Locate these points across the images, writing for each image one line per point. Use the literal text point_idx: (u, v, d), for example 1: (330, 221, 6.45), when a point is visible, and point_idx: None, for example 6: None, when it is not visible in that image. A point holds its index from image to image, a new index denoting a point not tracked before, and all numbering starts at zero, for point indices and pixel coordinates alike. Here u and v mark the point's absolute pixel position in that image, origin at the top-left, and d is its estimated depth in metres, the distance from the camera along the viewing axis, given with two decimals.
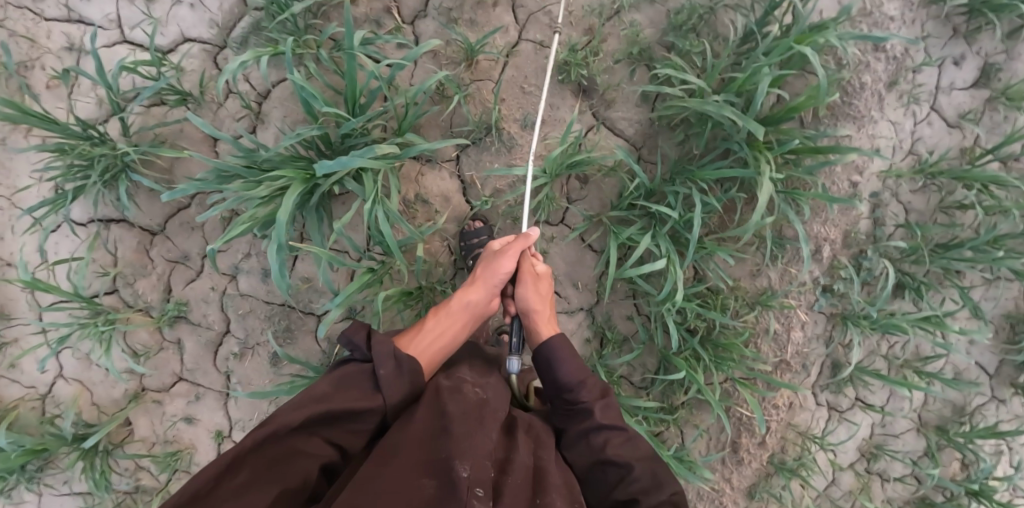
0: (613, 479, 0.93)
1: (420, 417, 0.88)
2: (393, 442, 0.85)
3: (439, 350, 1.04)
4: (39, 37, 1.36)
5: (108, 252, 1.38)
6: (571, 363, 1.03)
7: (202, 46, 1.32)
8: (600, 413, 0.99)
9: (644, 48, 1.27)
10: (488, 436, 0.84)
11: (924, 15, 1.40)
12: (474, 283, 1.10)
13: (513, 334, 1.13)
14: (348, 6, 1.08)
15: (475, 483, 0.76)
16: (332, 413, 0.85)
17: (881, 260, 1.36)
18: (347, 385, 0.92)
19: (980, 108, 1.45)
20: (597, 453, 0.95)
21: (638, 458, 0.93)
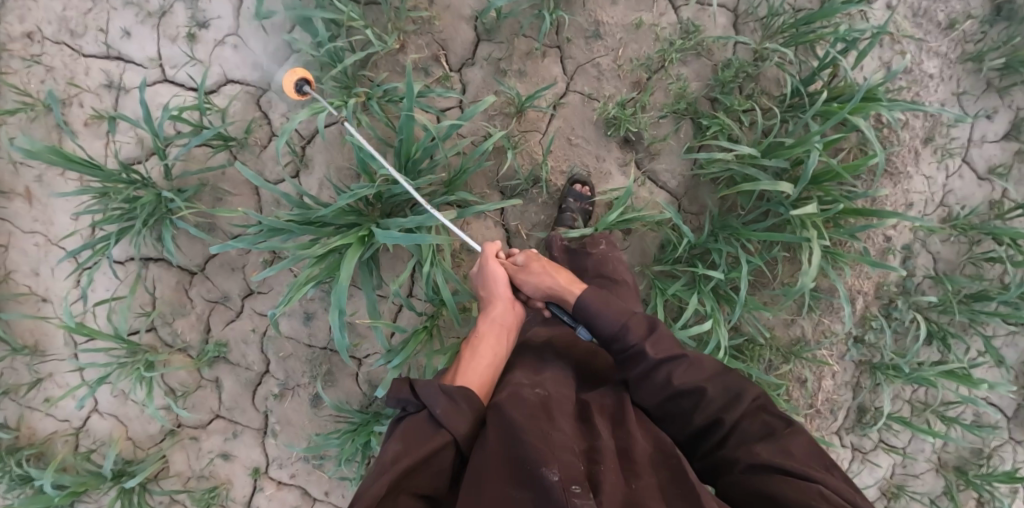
0: (692, 405, 0.88)
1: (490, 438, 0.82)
2: (476, 471, 0.78)
3: (489, 365, 1.01)
4: (77, 74, 1.35)
5: (147, 292, 1.37)
6: (605, 316, 0.99)
7: (246, 89, 1.32)
8: (653, 349, 0.93)
9: (689, 103, 1.29)
10: (559, 431, 0.81)
11: (959, 71, 1.42)
12: (487, 301, 1.11)
13: (558, 316, 1.12)
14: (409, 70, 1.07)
15: (569, 480, 0.72)
16: (410, 466, 0.75)
17: (910, 312, 1.40)
18: (412, 435, 0.82)
19: (1010, 161, 1.48)
20: (666, 390, 0.90)
21: (707, 378, 0.89)
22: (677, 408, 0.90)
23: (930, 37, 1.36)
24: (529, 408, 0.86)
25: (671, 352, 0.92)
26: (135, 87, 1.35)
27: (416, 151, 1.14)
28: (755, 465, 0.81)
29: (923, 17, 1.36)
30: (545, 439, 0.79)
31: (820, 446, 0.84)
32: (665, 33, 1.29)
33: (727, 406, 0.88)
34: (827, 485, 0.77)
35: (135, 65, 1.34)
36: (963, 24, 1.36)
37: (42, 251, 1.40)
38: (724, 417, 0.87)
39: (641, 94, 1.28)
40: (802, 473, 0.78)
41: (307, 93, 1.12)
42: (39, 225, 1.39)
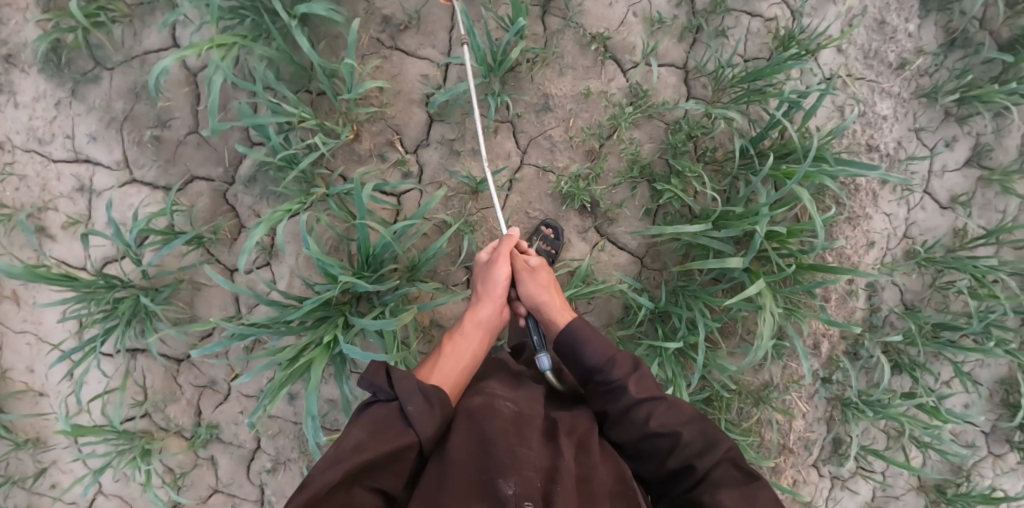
0: (665, 448, 0.92)
1: (456, 446, 0.87)
2: (438, 478, 0.83)
3: (462, 368, 1.06)
4: (50, 180, 1.40)
5: (137, 382, 1.43)
6: (593, 344, 1.04)
7: (211, 184, 1.36)
8: (634, 386, 0.97)
9: (643, 167, 1.30)
10: (528, 449, 0.85)
11: (914, 106, 1.43)
12: (477, 299, 1.16)
13: (531, 332, 1.14)
14: (357, 181, 1.10)
15: (524, 498, 0.79)
16: (372, 461, 0.80)
17: (876, 348, 1.43)
18: (381, 430, 0.87)
19: (972, 189, 1.49)
20: (643, 429, 0.94)
21: (684, 422, 0.92)
22: (649, 447, 0.94)
23: (883, 77, 1.37)
24: (502, 423, 0.90)
25: (652, 393, 0.96)
26: (105, 189, 1.39)
27: (376, 249, 1.18)
28: None
29: (874, 58, 1.36)
30: (511, 456, 0.84)
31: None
32: (615, 98, 1.30)
33: (698, 455, 0.91)
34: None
35: (104, 167, 1.39)
36: (914, 62, 1.37)
37: (35, 349, 1.46)
38: (695, 465, 0.90)
39: (594, 163, 1.30)
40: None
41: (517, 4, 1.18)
42: (29, 324, 1.44)
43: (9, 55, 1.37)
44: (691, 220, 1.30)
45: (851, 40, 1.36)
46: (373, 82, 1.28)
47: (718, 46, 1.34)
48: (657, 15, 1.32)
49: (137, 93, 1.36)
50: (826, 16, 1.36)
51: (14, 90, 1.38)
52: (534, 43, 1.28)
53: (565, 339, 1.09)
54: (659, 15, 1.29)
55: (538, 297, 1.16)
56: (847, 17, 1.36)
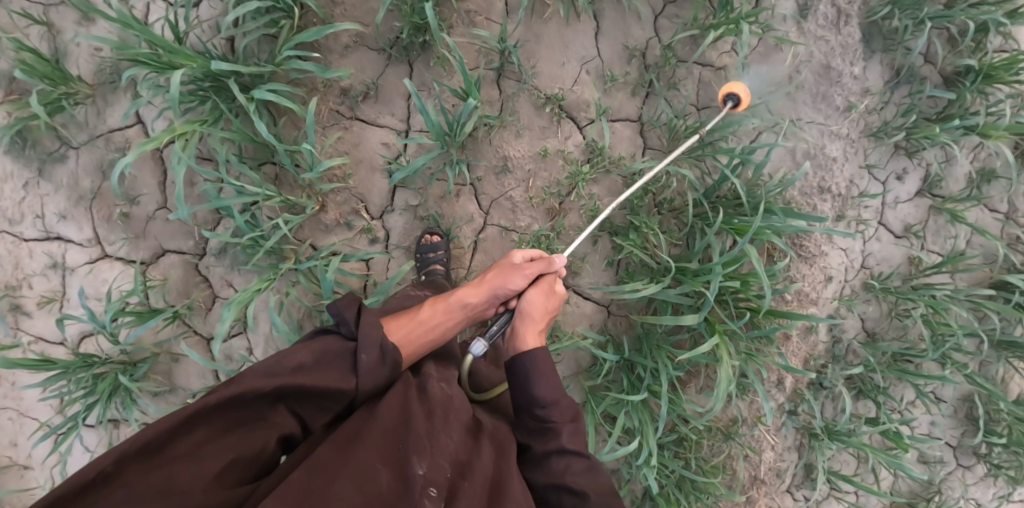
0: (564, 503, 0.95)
1: (385, 408, 0.92)
2: (358, 429, 0.89)
3: (421, 337, 1.07)
4: (22, 258, 1.41)
5: (121, 452, 1.45)
6: (550, 382, 1.01)
7: (182, 256, 1.39)
8: (567, 435, 0.98)
9: (603, 222, 1.34)
10: (449, 436, 0.89)
11: (864, 143, 1.48)
12: (477, 286, 1.11)
13: (496, 325, 1.09)
14: (321, 267, 1.15)
15: (430, 484, 0.80)
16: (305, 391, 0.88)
17: (838, 379, 1.48)
18: (327, 363, 0.94)
19: (924, 218, 1.54)
20: (553, 478, 0.96)
21: (594, 489, 0.95)
22: (551, 497, 0.97)
23: (832, 120, 1.41)
24: (436, 404, 0.95)
25: (580, 448, 0.98)
26: (78, 265, 1.41)
27: None
28: None
29: (822, 102, 1.41)
30: (432, 437, 0.88)
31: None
32: (573, 156, 1.34)
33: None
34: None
35: (76, 244, 1.41)
36: (860, 104, 1.42)
37: (17, 423, 1.47)
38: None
39: (555, 221, 1.34)
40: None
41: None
42: (9, 400, 1.46)
43: None
44: (652, 271, 1.34)
45: (799, 86, 1.41)
46: (335, 154, 1.31)
47: (671, 98, 1.39)
48: (610, 72, 1.37)
49: (103, 171, 1.38)
50: (774, 64, 1.42)
51: None
52: (490, 109, 1.32)
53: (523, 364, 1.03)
54: (610, 74, 1.33)
55: (530, 314, 1.09)
56: (792, 65, 1.41)
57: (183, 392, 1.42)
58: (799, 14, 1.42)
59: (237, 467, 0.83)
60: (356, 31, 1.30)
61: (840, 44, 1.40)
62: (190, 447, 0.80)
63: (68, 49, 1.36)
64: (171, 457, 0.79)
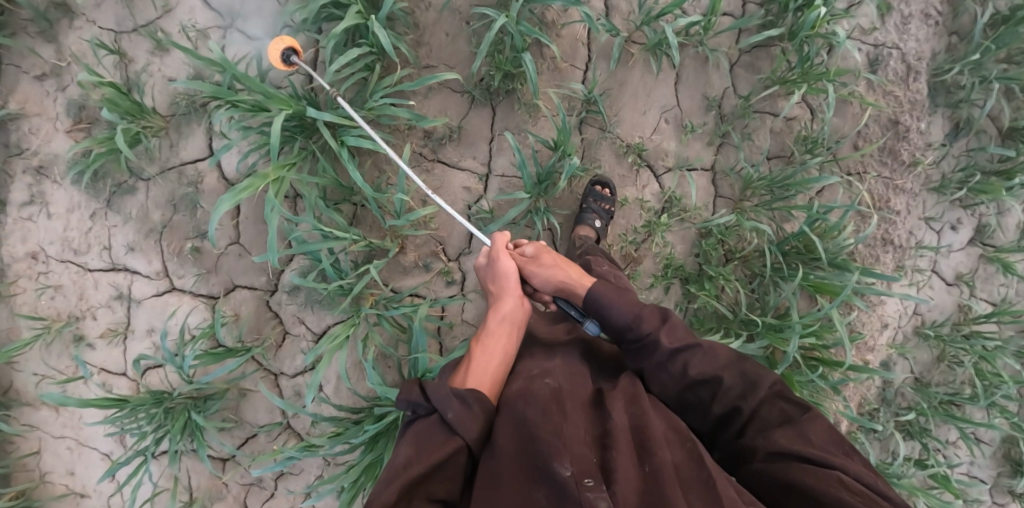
0: (707, 397, 0.98)
1: (502, 435, 0.91)
2: (492, 468, 0.88)
3: (496, 362, 1.06)
4: (87, 289, 1.39)
5: (183, 484, 1.43)
6: (617, 307, 1.07)
7: (253, 292, 1.38)
8: (666, 341, 1.01)
9: (678, 269, 1.36)
10: (573, 426, 0.89)
11: (923, 194, 1.53)
12: (500, 297, 1.13)
13: (568, 309, 1.16)
14: (420, 321, 1.16)
15: (582, 476, 0.82)
16: (424, 473, 0.82)
17: (891, 424, 1.52)
18: (425, 440, 0.89)
19: (974, 266, 1.59)
20: (683, 379, 0.99)
21: (721, 368, 0.97)
22: (693, 398, 0.99)
23: (897, 174, 1.45)
24: (543, 403, 0.94)
25: (683, 342, 1.00)
26: (145, 297, 1.39)
27: (428, 370, 1.26)
28: (772, 453, 0.91)
29: (889, 155, 1.45)
30: (559, 433, 0.88)
31: (833, 430, 0.93)
32: (650, 205, 1.37)
33: (740, 395, 0.96)
34: (841, 468, 0.87)
35: (143, 275, 1.39)
36: (924, 159, 1.46)
37: (75, 453, 1.44)
38: (740, 406, 0.95)
39: (631, 268, 1.37)
40: (815, 458, 0.88)
41: (293, 62, 1.17)
42: (68, 429, 1.43)
43: (41, 166, 1.36)
44: (723, 320, 1.36)
45: (868, 139, 1.45)
46: (415, 196, 1.31)
47: (745, 148, 1.42)
48: (688, 121, 1.39)
49: (174, 204, 1.36)
50: (843, 117, 1.46)
51: (46, 200, 1.37)
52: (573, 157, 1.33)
53: (591, 309, 1.12)
54: (691, 125, 1.35)
55: (554, 276, 1.18)
56: (860, 119, 1.45)
57: (251, 429, 1.40)
58: (869, 68, 1.46)
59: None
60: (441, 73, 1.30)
61: (908, 100, 1.44)
62: None
63: (143, 79, 1.34)
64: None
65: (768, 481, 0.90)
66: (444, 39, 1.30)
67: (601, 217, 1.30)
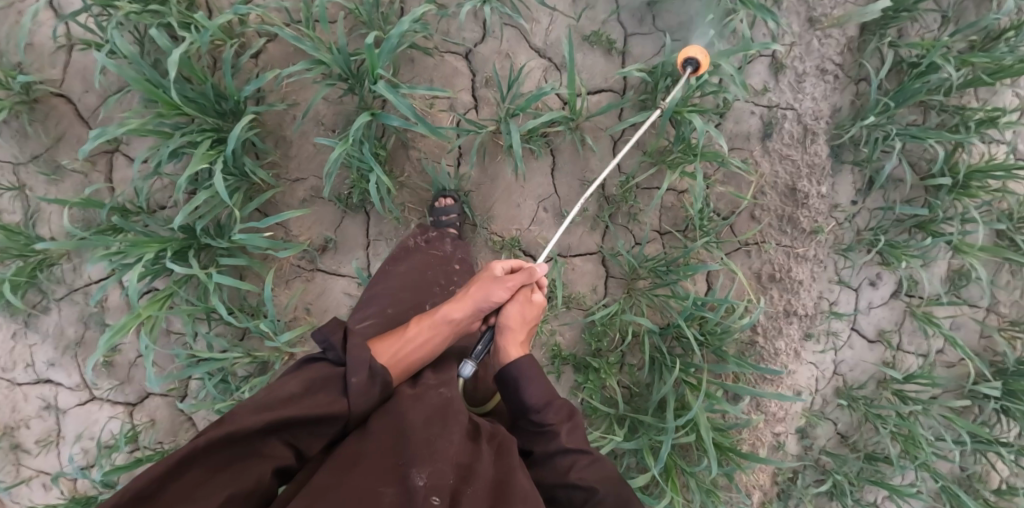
0: (576, 499, 0.89)
1: (376, 430, 0.85)
2: (353, 453, 0.82)
3: (413, 353, 0.99)
4: (18, 401, 1.49)
5: None
6: (541, 386, 0.98)
7: (165, 397, 1.46)
8: (566, 435, 0.94)
9: (566, 358, 1.36)
10: (450, 442, 0.82)
11: (833, 255, 1.46)
12: (461, 300, 1.05)
13: (480, 345, 1.08)
14: None
15: (432, 491, 0.75)
16: (296, 419, 0.80)
17: (809, 492, 1.48)
18: (317, 389, 0.86)
19: (898, 321, 1.52)
20: (561, 477, 0.91)
21: (603, 483, 0.89)
22: (561, 496, 0.91)
23: (798, 242, 1.39)
24: (430, 415, 0.88)
25: (582, 444, 0.94)
26: (70, 406, 1.48)
27: None
28: None
29: (788, 224, 1.39)
30: (431, 446, 0.82)
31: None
32: None
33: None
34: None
35: (66, 387, 1.48)
36: (827, 224, 1.40)
37: None
38: None
39: None
40: None
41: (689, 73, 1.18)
42: None
43: None
44: (612, 407, 1.35)
45: (764, 207, 1.40)
46: (298, 305, 1.35)
47: (633, 228, 1.39)
48: (568, 208, 1.37)
49: (85, 321, 1.44)
50: (738, 186, 1.40)
51: None
52: None
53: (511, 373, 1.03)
54: (567, 215, 1.33)
55: (512, 328, 1.07)
56: (756, 187, 1.39)
57: None
58: (763, 133, 1.40)
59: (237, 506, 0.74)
60: (312, 184, 1.33)
61: (806, 164, 1.38)
62: (179, 495, 0.72)
63: (42, 207, 1.41)
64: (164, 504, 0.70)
65: None
66: (310, 150, 1.33)
67: None
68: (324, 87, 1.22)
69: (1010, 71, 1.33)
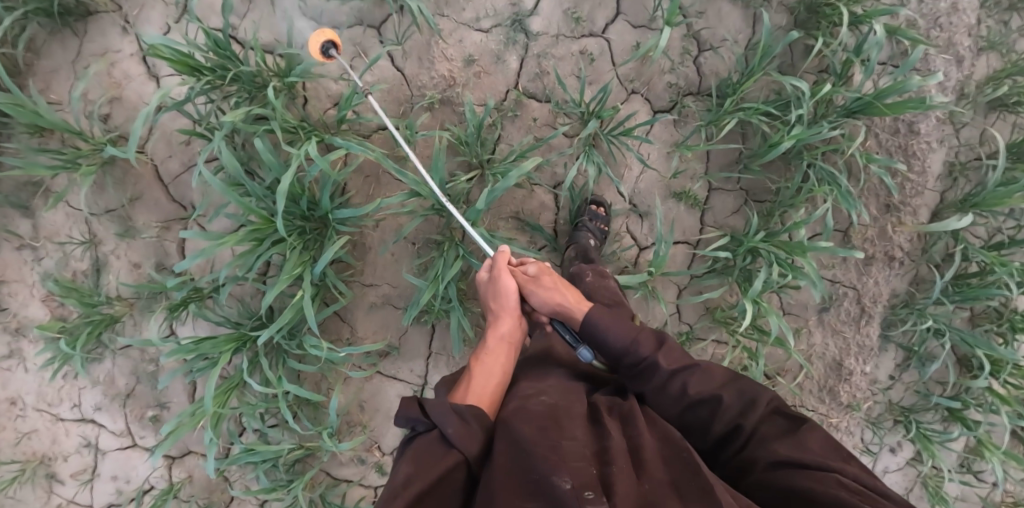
0: (710, 415, 0.91)
1: (497, 454, 0.81)
2: (487, 490, 0.78)
3: (490, 381, 1.00)
4: (58, 435, 1.49)
5: None
6: (613, 330, 1.02)
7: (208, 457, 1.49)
8: (666, 361, 0.96)
9: None
10: (572, 440, 0.81)
11: (863, 423, 1.52)
12: (491, 315, 1.11)
13: (564, 333, 1.11)
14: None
15: (582, 487, 0.73)
16: (424, 490, 0.74)
17: None
18: (423, 458, 0.81)
19: (909, 488, 1.59)
20: (683, 400, 0.92)
21: (721, 386, 0.92)
22: (691, 420, 0.92)
23: (833, 412, 1.46)
24: (537, 420, 0.85)
25: (683, 362, 0.95)
26: (111, 449, 1.50)
27: None
28: (774, 462, 0.84)
29: (828, 393, 1.46)
30: (555, 449, 0.79)
31: (837, 442, 0.87)
32: None
33: (741, 414, 0.90)
34: (843, 476, 0.80)
35: (109, 431, 1.49)
36: (863, 399, 1.47)
37: None
38: (741, 425, 0.89)
39: None
40: (819, 463, 0.82)
41: (333, 55, 1.22)
42: None
43: (18, 327, 1.45)
44: None
45: (808, 374, 1.46)
46: (353, 402, 1.40)
47: None
48: None
49: (138, 376, 1.46)
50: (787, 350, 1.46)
51: (23, 356, 1.46)
52: None
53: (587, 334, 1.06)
54: None
55: (553, 301, 1.13)
56: (805, 355, 1.45)
57: None
58: (821, 304, 1.45)
59: None
60: (384, 290, 1.37)
61: (856, 343, 1.44)
62: None
63: (112, 260, 1.42)
64: None
65: (777, 491, 0.82)
66: (388, 259, 1.36)
67: (596, 236, 1.30)
68: (419, 219, 1.25)
69: None
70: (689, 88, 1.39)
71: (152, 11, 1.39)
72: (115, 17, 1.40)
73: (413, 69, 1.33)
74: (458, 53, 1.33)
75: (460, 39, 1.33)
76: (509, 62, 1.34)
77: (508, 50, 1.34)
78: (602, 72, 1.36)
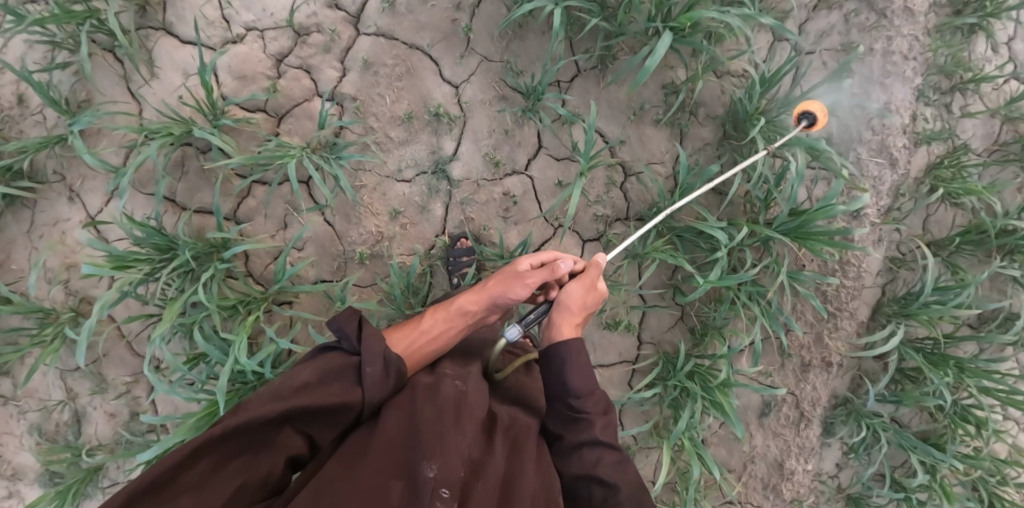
0: (598, 497, 0.86)
1: (390, 419, 0.85)
2: (363, 446, 0.82)
3: (429, 340, 1.04)
4: None
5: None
6: (583, 372, 0.96)
7: None
8: (600, 428, 0.91)
9: None
10: (460, 436, 0.81)
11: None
12: (478, 291, 1.08)
13: (532, 316, 1.06)
14: None
15: (442, 484, 0.74)
16: (310, 408, 0.80)
17: None
18: (331, 374, 0.86)
19: None
20: (585, 468, 0.88)
21: (626, 479, 0.86)
22: (582, 489, 0.88)
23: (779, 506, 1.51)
24: (442, 406, 0.86)
25: (608, 437, 0.90)
26: None
27: None
28: None
29: (772, 490, 1.51)
30: (440, 438, 0.80)
31: None
32: None
33: None
34: None
35: None
36: (808, 494, 1.52)
37: None
38: None
39: None
40: None
41: None
42: None
43: (13, 473, 1.54)
44: None
45: (752, 473, 1.51)
46: None
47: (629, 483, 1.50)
48: None
49: None
50: (731, 451, 1.51)
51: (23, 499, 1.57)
52: None
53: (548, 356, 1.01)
54: None
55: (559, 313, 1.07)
56: (747, 456, 1.50)
57: None
58: (761, 409, 1.49)
59: (248, 494, 0.76)
60: None
61: (796, 444, 1.49)
62: (195, 481, 0.72)
63: (89, 411, 1.52)
64: (173, 493, 0.70)
65: None
66: None
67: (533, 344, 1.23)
68: None
69: (999, 393, 1.39)
70: (617, 215, 1.40)
71: (95, 181, 1.45)
72: (60, 188, 1.45)
73: (342, 226, 1.37)
74: (384, 207, 1.36)
75: (384, 193, 1.36)
76: (434, 210, 1.37)
77: (432, 199, 1.37)
78: (527, 211, 1.38)
